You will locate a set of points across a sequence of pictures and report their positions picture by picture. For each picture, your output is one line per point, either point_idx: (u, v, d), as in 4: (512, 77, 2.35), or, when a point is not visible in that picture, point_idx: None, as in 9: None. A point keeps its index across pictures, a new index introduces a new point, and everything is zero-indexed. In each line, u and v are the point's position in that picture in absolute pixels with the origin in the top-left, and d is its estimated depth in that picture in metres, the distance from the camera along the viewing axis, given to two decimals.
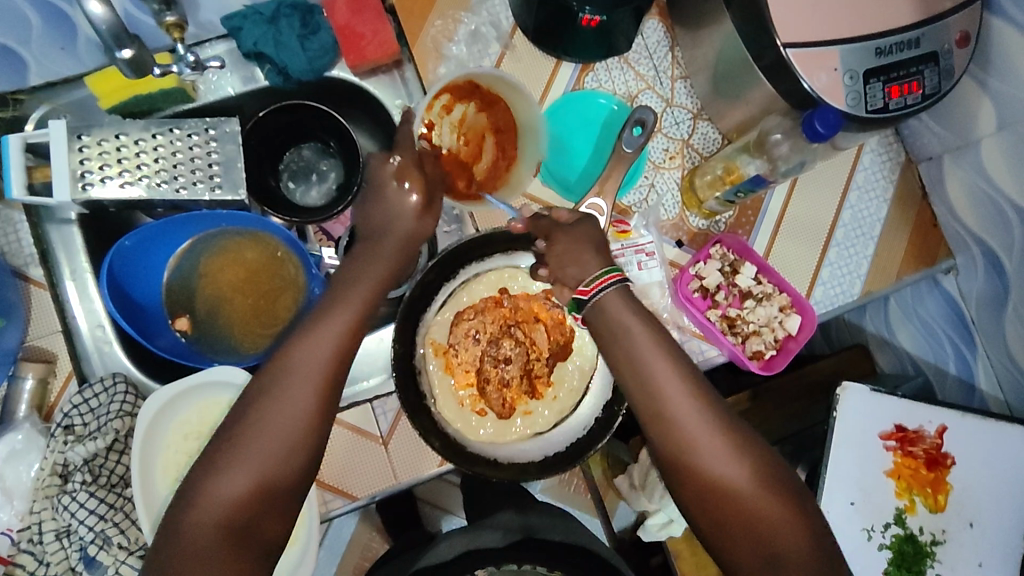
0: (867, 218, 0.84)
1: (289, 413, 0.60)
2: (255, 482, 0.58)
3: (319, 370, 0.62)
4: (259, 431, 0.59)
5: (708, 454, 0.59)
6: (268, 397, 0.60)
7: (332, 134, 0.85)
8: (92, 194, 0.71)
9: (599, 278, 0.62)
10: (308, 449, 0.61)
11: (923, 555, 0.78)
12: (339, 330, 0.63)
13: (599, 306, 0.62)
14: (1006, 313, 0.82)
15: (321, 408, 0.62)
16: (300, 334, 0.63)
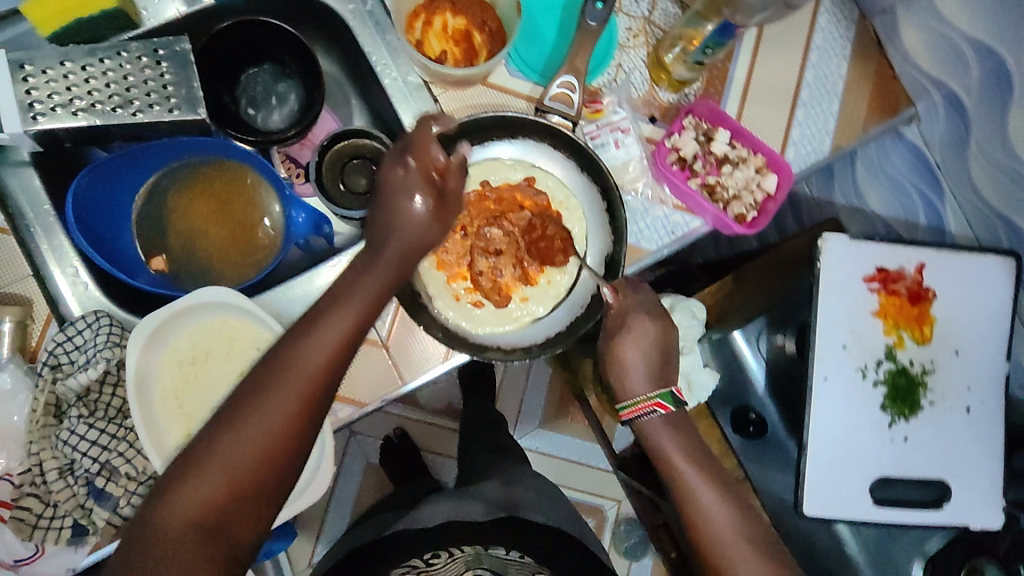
0: (827, 77, 0.85)
1: (270, 428, 0.59)
2: (227, 492, 0.57)
3: (308, 385, 0.60)
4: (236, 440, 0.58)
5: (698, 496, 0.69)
6: (251, 409, 0.59)
7: (287, 53, 0.82)
8: (45, 124, 0.67)
9: (639, 404, 0.70)
10: (286, 466, 0.60)
11: (915, 386, 0.83)
12: (326, 344, 0.61)
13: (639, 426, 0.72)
14: (968, 151, 0.86)
15: (305, 424, 0.61)
16: (292, 343, 0.61)
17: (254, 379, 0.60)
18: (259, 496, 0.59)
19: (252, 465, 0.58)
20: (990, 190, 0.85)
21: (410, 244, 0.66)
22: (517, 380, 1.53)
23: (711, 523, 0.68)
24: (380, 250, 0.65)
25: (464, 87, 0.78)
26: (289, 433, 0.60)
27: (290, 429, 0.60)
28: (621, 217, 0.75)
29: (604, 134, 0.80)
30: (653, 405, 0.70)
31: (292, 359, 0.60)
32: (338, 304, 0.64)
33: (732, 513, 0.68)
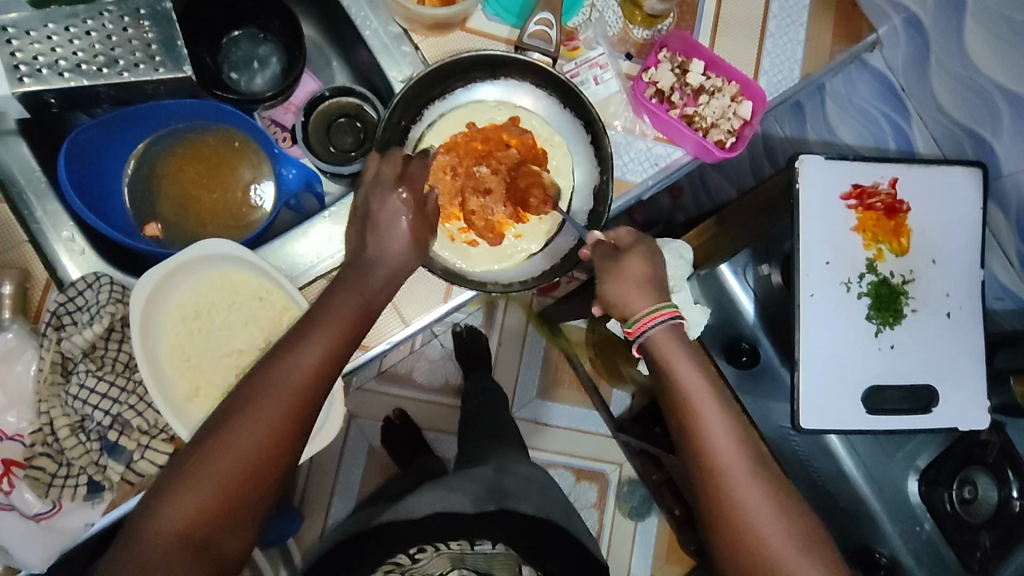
0: (793, 7, 0.88)
1: (248, 443, 0.60)
2: (208, 509, 0.59)
3: (287, 401, 0.61)
4: (217, 458, 0.59)
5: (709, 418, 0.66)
6: (230, 428, 0.60)
7: (266, 15, 0.83)
8: (31, 86, 0.68)
9: (651, 313, 0.67)
10: (266, 479, 0.61)
11: (897, 295, 0.87)
12: (313, 360, 0.62)
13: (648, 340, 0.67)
14: (929, 70, 0.90)
15: (285, 440, 0.61)
16: (272, 362, 0.62)
17: (234, 399, 0.62)
18: (239, 511, 0.60)
19: (232, 480, 0.59)
20: (955, 107, 0.90)
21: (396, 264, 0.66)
22: (512, 353, 1.54)
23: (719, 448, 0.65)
24: (367, 272, 0.65)
25: (445, 31, 0.80)
26: (269, 447, 0.61)
27: (270, 444, 0.60)
28: (606, 149, 0.78)
29: (583, 72, 0.82)
30: (667, 314, 0.67)
31: (270, 378, 0.61)
32: (324, 323, 0.63)
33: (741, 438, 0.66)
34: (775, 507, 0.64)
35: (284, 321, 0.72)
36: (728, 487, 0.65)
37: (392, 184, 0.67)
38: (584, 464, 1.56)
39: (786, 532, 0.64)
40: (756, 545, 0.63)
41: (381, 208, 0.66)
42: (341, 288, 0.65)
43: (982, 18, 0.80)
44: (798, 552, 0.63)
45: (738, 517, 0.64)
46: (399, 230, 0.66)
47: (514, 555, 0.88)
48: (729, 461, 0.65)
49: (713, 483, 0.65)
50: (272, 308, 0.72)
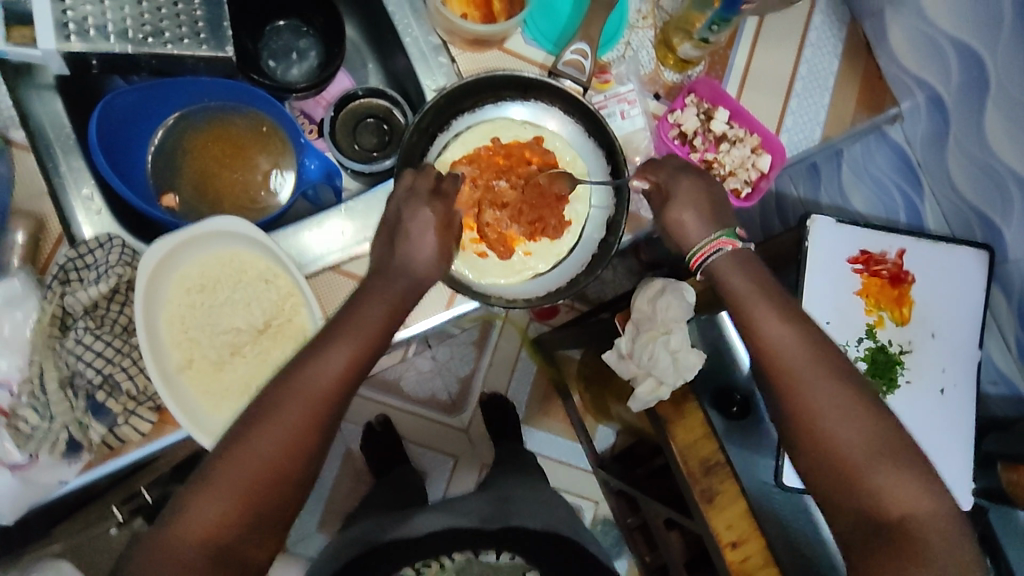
0: (821, 71, 0.91)
1: (274, 447, 0.60)
2: (233, 514, 0.59)
3: (312, 406, 0.62)
4: (242, 464, 0.60)
5: (765, 320, 0.68)
6: (254, 432, 0.60)
7: (311, 9, 0.85)
8: (77, 44, 0.69)
9: (710, 244, 0.70)
10: (290, 485, 0.61)
11: (894, 363, 0.87)
12: (334, 369, 0.62)
13: (708, 271, 0.70)
14: (948, 148, 0.92)
15: (308, 445, 0.62)
16: (295, 367, 0.63)
17: (258, 403, 0.62)
18: (265, 516, 0.60)
19: (252, 486, 0.59)
20: (966, 185, 0.91)
21: (418, 267, 0.68)
22: (501, 376, 1.54)
23: (779, 348, 0.67)
24: (394, 281, 0.67)
25: (484, 48, 0.83)
26: (295, 452, 0.61)
27: (295, 448, 0.61)
28: (626, 181, 0.78)
29: (612, 105, 0.83)
30: (718, 243, 0.70)
31: (295, 384, 0.62)
32: (344, 336, 0.64)
33: (797, 335, 0.67)
34: (849, 404, 0.65)
35: (286, 307, 0.73)
36: (800, 385, 0.66)
37: (426, 199, 0.70)
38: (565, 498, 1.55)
39: (860, 429, 0.64)
40: (833, 443, 0.64)
41: (412, 219, 0.68)
42: (371, 297, 0.67)
43: (1004, 106, 0.81)
44: (875, 447, 0.64)
45: (814, 417, 0.65)
46: (424, 240, 0.68)
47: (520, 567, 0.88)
48: (799, 365, 0.66)
49: (788, 387, 0.66)
50: (275, 292, 0.73)
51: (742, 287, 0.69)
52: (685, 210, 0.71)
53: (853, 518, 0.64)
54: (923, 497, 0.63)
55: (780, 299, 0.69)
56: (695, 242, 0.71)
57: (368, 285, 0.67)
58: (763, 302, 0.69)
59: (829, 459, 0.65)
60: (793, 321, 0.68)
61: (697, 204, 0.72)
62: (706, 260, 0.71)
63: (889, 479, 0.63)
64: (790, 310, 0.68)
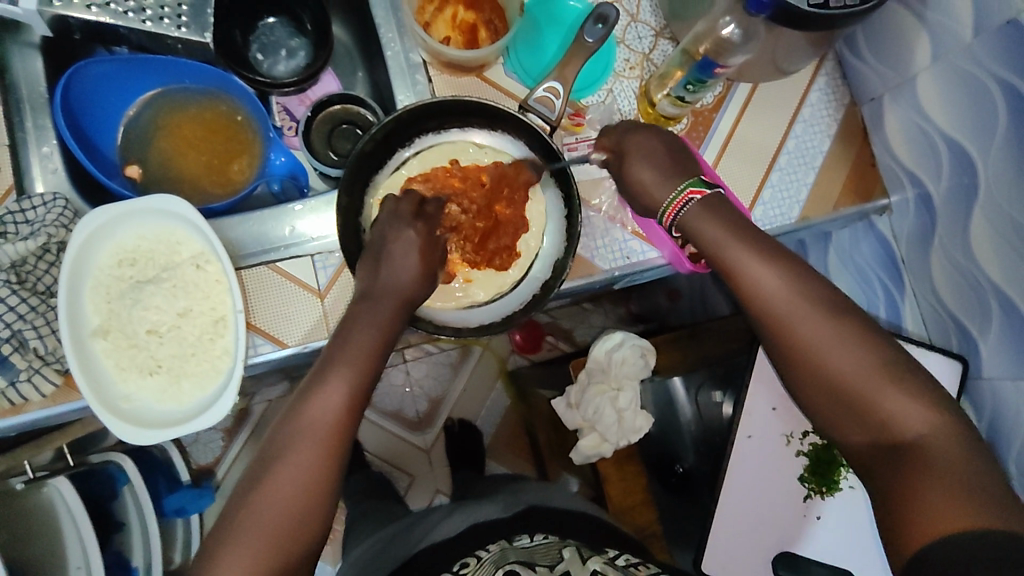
0: (809, 149, 0.89)
1: (295, 483, 0.58)
2: (266, 559, 0.55)
3: (325, 438, 0.60)
4: (265, 508, 0.57)
5: (745, 262, 0.61)
6: (270, 473, 0.58)
7: (307, 13, 0.87)
8: (59, 8, 0.71)
9: (672, 204, 0.66)
10: (316, 522, 0.58)
11: (838, 465, 0.80)
12: (337, 398, 0.62)
13: (681, 221, 0.65)
14: (932, 249, 0.87)
15: (327, 480, 0.59)
16: (298, 403, 0.61)
17: (266, 445, 0.60)
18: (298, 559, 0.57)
19: (276, 531, 0.56)
20: (949, 293, 0.86)
21: (395, 288, 0.68)
22: (471, 404, 1.51)
23: (770, 292, 0.60)
24: (378, 300, 0.67)
25: (460, 73, 0.82)
26: (316, 487, 0.59)
27: (317, 482, 0.59)
28: (576, 225, 0.77)
29: (582, 148, 0.82)
30: (687, 194, 0.65)
31: (301, 419, 0.60)
32: (340, 367, 0.63)
33: (779, 273, 0.60)
34: (841, 331, 0.57)
35: (212, 294, 0.73)
36: (787, 322, 0.59)
37: (408, 221, 0.71)
38: None
39: (856, 353, 0.56)
40: (832, 375, 0.57)
41: (394, 241, 0.70)
42: (353, 323, 0.66)
43: (990, 212, 0.77)
44: (874, 371, 0.56)
45: (807, 354, 0.58)
46: (407, 261, 0.69)
47: (556, 544, 0.74)
48: (781, 302, 0.59)
49: (774, 326, 0.60)
50: (204, 278, 0.73)
51: (712, 231, 0.63)
52: (646, 166, 0.68)
53: (868, 447, 0.56)
54: (936, 416, 0.54)
55: (750, 232, 0.63)
56: (666, 199, 0.67)
57: (355, 312, 0.66)
58: (737, 242, 0.62)
59: (831, 395, 0.57)
60: (768, 255, 0.61)
61: (659, 160, 0.69)
62: (680, 213, 0.66)
63: (892, 400, 0.55)
64: (761, 245, 0.62)
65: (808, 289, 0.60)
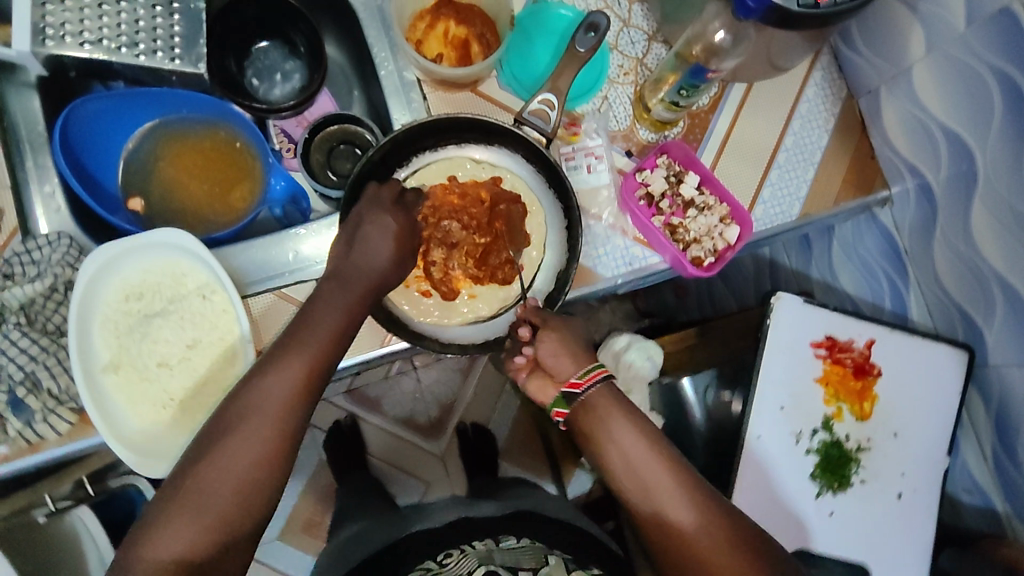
0: (807, 145, 0.89)
1: (244, 458, 0.61)
2: (212, 527, 0.59)
3: (277, 415, 0.63)
4: (216, 476, 0.60)
5: (607, 423, 0.67)
6: (220, 444, 0.61)
7: (300, 36, 0.87)
8: (52, 48, 0.71)
9: (589, 374, 0.68)
10: (264, 494, 0.62)
11: (848, 460, 0.81)
12: (295, 374, 0.64)
13: (588, 402, 0.68)
14: (934, 239, 0.87)
15: (276, 455, 0.63)
16: (256, 377, 0.64)
17: (219, 417, 0.63)
18: (242, 527, 0.61)
19: (228, 496, 0.61)
20: (951, 282, 0.86)
21: (372, 272, 0.69)
22: (483, 406, 1.52)
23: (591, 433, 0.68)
24: (349, 282, 0.68)
25: (456, 90, 0.83)
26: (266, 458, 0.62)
27: (264, 457, 0.62)
28: (578, 236, 0.77)
29: (578, 158, 0.82)
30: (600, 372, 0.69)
31: (254, 397, 0.63)
32: (301, 347, 0.65)
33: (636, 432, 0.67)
34: (717, 532, 0.63)
35: (220, 324, 0.73)
36: (662, 505, 0.64)
37: (388, 207, 0.72)
38: None
39: (736, 555, 0.62)
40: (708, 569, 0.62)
41: (370, 223, 0.70)
42: (320, 303, 0.67)
43: (991, 202, 0.76)
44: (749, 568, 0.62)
45: (682, 544, 0.63)
46: (381, 245, 0.70)
47: (542, 547, 0.76)
48: (662, 488, 0.65)
49: (651, 509, 0.65)
50: (209, 309, 0.73)
51: (615, 427, 0.67)
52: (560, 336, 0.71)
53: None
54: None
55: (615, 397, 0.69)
56: (579, 368, 0.70)
57: (321, 291, 0.68)
58: (603, 405, 0.68)
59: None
60: (659, 454, 0.66)
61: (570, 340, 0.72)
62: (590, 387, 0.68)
63: (728, 566, 0.62)
64: (653, 439, 0.67)
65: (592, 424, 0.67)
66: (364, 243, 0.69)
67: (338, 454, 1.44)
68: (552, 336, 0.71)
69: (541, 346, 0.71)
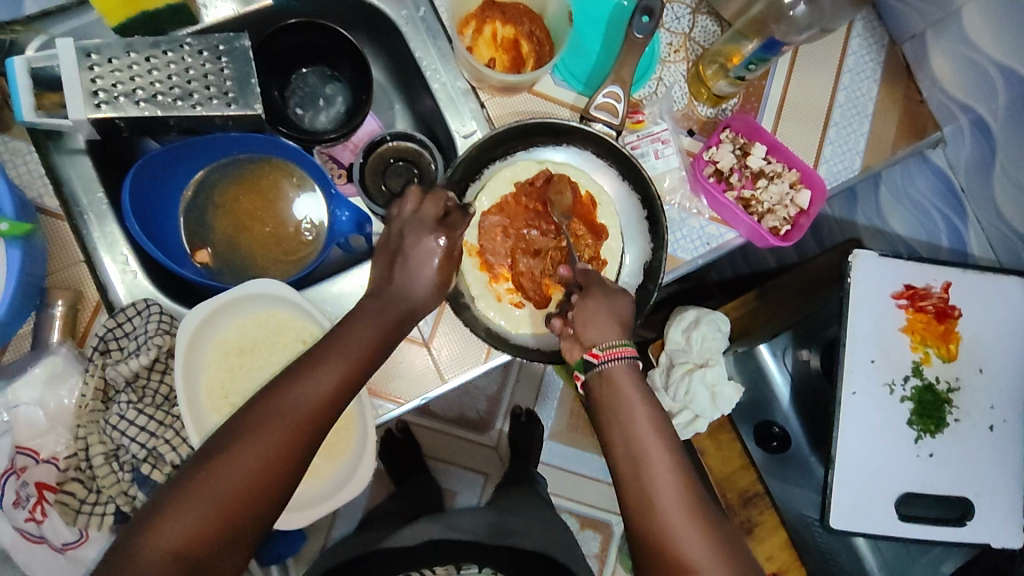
0: (859, 98, 0.86)
1: (254, 462, 0.58)
2: (211, 523, 0.56)
3: (302, 421, 0.61)
4: (227, 474, 0.57)
5: (635, 417, 0.65)
6: (238, 443, 0.59)
7: (338, 57, 0.84)
8: (107, 112, 0.69)
9: (613, 348, 0.67)
10: (270, 499, 0.59)
11: (942, 402, 0.84)
12: (329, 382, 0.62)
13: (606, 373, 0.67)
14: (994, 174, 0.91)
15: (290, 463, 0.60)
16: (288, 382, 0.62)
17: (243, 417, 0.60)
18: (241, 530, 0.58)
19: (235, 497, 0.57)
20: (1014, 213, 0.91)
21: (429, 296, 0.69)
22: (528, 393, 1.44)
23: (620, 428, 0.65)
24: (388, 298, 0.68)
25: (513, 93, 0.80)
26: (282, 463, 0.59)
27: (278, 460, 0.59)
28: (662, 225, 0.77)
29: (645, 145, 0.82)
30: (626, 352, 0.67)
31: (280, 402, 0.60)
32: (337, 356, 0.63)
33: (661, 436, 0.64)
34: (691, 513, 0.61)
35: None
36: (646, 468, 0.63)
37: (431, 227, 0.70)
38: (590, 512, 1.44)
39: (702, 534, 0.60)
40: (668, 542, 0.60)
41: (413, 247, 0.69)
42: (360, 314, 0.67)
43: None
44: (711, 553, 0.59)
45: (651, 508, 0.61)
46: (426, 270, 0.69)
47: None
48: (655, 460, 0.63)
49: (636, 473, 0.63)
50: None
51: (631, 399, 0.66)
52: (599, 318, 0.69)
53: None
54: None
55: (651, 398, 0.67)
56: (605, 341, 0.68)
57: (364, 303, 0.68)
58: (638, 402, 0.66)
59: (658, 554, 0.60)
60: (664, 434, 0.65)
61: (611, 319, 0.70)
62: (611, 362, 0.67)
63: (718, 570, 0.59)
64: (663, 428, 0.65)
65: (625, 418, 0.65)
66: (408, 268, 0.69)
67: (395, 464, 1.38)
68: (591, 305, 0.70)
69: (579, 310, 0.70)
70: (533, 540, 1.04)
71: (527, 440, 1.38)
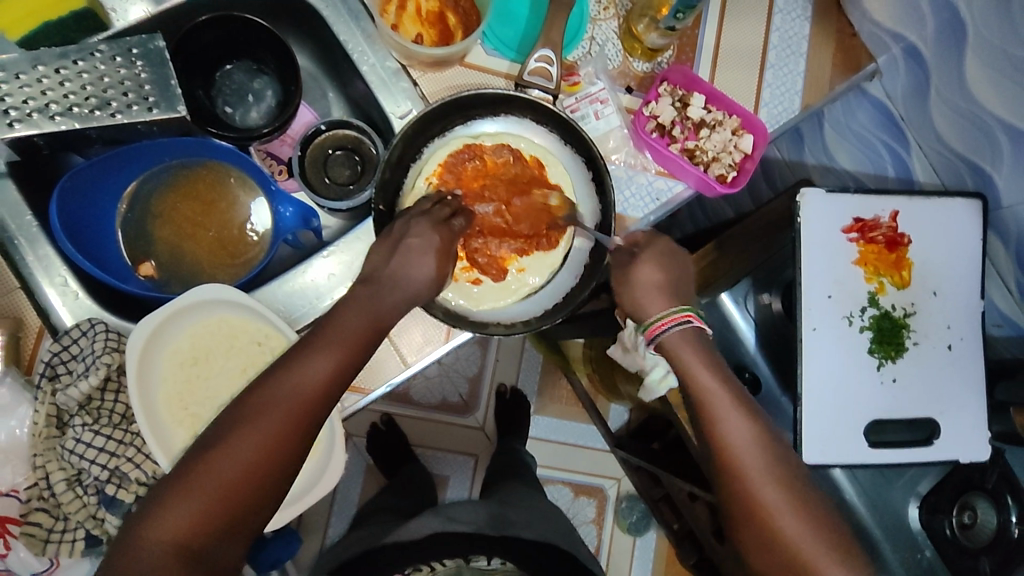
0: (792, 38, 0.86)
1: (249, 454, 0.58)
2: (212, 516, 0.56)
3: (300, 410, 0.60)
4: (223, 465, 0.57)
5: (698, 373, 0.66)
6: (233, 435, 0.58)
7: (260, 49, 0.81)
8: (23, 131, 0.67)
9: (665, 317, 0.67)
10: (267, 491, 0.59)
11: (899, 328, 0.87)
12: (322, 372, 0.61)
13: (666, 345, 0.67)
14: (928, 101, 0.92)
15: (287, 454, 0.59)
16: (279, 374, 0.61)
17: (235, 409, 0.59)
18: (241, 523, 0.58)
19: (230, 490, 0.57)
20: (955, 137, 0.90)
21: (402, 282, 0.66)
22: (509, 367, 1.44)
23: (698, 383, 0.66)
24: (379, 279, 0.65)
25: (445, 67, 0.79)
26: (278, 456, 0.59)
27: (274, 453, 0.59)
28: (609, 183, 0.76)
29: (584, 106, 0.82)
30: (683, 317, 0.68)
31: (273, 394, 0.59)
32: (329, 343, 0.62)
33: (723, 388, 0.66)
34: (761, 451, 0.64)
35: None
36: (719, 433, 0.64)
37: (419, 218, 0.69)
38: (584, 479, 1.45)
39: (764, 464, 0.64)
40: (769, 526, 0.62)
41: (417, 235, 0.67)
42: (351, 302, 0.65)
43: (983, 53, 0.80)
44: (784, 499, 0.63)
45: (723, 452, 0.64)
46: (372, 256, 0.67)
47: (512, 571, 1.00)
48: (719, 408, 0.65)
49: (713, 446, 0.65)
50: (269, 354, 0.70)
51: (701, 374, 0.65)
52: (655, 269, 0.70)
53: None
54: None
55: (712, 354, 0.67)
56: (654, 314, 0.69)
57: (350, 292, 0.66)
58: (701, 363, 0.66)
59: (749, 523, 0.63)
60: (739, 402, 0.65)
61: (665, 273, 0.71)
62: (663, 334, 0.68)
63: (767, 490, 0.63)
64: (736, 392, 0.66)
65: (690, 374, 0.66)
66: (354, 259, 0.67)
67: (383, 458, 1.37)
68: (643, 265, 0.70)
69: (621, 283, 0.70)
70: (535, 528, 1.04)
71: (513, 417, 1.40)
